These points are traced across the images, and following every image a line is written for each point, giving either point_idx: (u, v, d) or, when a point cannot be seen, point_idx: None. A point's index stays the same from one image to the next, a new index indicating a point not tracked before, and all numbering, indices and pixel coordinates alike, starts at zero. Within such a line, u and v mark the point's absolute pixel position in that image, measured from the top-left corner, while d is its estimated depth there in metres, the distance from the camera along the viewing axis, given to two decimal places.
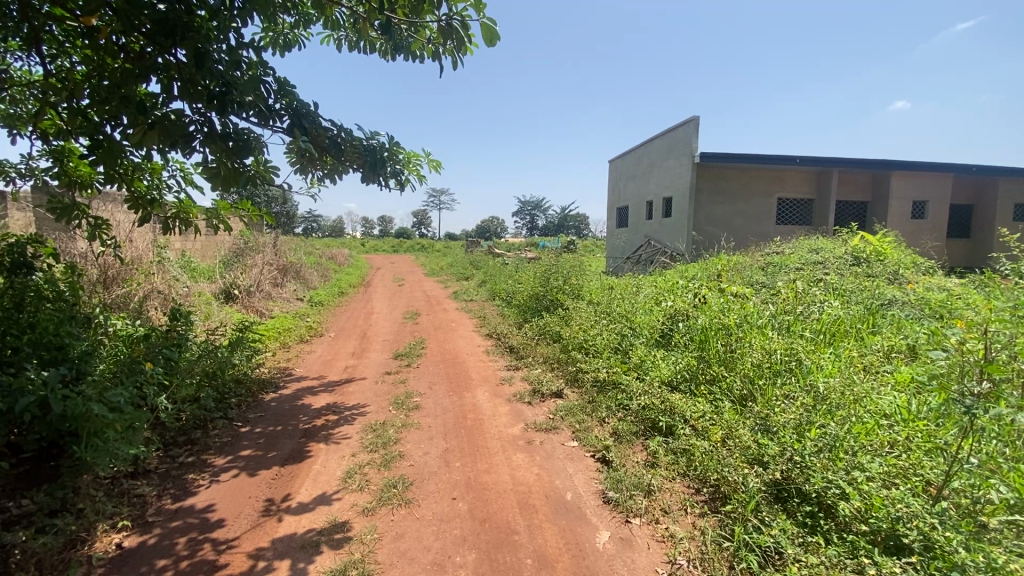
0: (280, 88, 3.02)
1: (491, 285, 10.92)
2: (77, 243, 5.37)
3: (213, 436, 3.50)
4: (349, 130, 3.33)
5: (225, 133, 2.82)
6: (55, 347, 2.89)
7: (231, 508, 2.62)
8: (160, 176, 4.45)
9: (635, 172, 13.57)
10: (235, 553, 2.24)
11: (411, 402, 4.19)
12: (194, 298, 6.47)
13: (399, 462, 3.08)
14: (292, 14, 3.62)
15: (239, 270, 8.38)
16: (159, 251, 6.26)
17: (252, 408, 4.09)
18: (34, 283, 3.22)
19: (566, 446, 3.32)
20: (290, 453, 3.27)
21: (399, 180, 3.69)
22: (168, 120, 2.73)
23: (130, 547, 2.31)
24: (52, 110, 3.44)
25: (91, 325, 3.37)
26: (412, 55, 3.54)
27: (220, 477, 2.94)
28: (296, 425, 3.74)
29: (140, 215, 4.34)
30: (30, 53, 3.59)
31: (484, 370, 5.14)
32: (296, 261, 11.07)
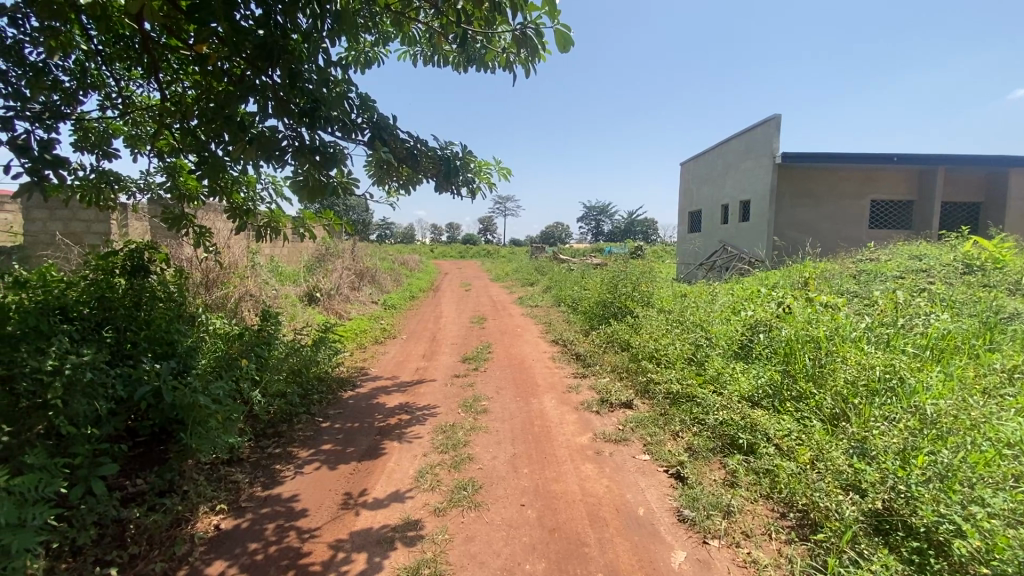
0: (363, 103, 3.17)
1: (557, 291, 10.85)
2: (184, 249, 5.96)
3: (298, 430, 3.74)
4: (426, 142, 3.45)
5: (315, 147, 3.04)
6: (166, 342, 3.29)
7: (313, 499, 2.78)
8: (255, 189, 4.84)
9: (709, 176, 13.00)
10: (317, 543, 2.37)
11: (479, 405, 4.24)
12: (281, 300, 6.98)
13: (469, 465, 3.13)
14: (372, 33, 3.82)
15: (321, 275, 8.95)
16: (252, 257, 6.81)
17: (331, 405, 4.32)
18: (150, 284, 3.60)
19: (637, 459, 3.22)
20: (367, 450, 3.42)
21: (470, 188, 3.76)
22: (265, 136, 2.98)
23: (226, 529, 2.50)
24: (168, 131, 3.84)
25: (195, 324, 3.70)
26: (485, 65, 3.62)
27: (304, 469, 3.13)
28: (372, 423, 3.91)
29: (238, 223, 4.73)
30: (150, 80, 4.04)
31: (551, 376, 5.11)
32: (372, 266, 11.64)
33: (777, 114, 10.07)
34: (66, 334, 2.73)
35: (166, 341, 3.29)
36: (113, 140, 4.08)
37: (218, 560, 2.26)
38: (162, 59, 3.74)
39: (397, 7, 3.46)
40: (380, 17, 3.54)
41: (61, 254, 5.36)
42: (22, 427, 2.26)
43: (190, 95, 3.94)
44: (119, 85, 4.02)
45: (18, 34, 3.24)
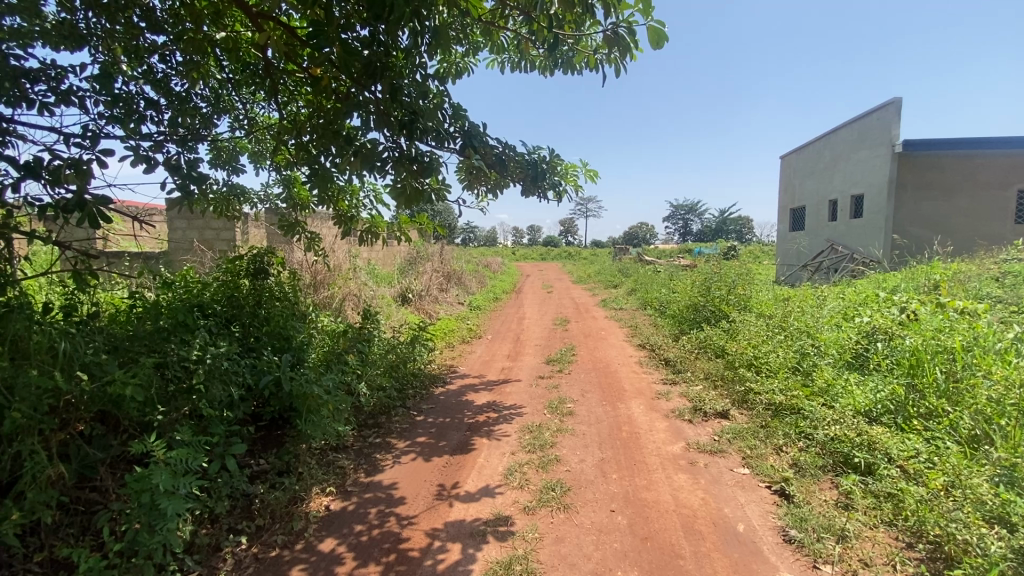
0: (455, 113, 3.31)
1: (643, 293, 10.53)
2: (296, 253, 6.57)
3: (395, 422, 3.98)
4: (515, 147, 3.52)
5: (412, 156, 3.22)
6: (283, 337, 3.66)
7: (410, 488, 2.94)
8: (358, 197, 5.22)
9: (814, 169, 11.96)
10: (415, 530, 2.51)
11: (565, 407, 4.24)
12: (378, 300, 7.45)
13: (557, 466, 3.14)
14: (463, 45, 3.97)
15: (413, 277, 9.44)
16: (352, 261, 7.34)
17: (424, 400, 4.54)
18: (269, 285, 4.02)
19: (735, 473, 3.04)
20: (458, 445, 3.55)
21: (557, 192, 3.77)
22: (368, 148, 3.20)
23: (334, 510, 2.72)
24: (285, 147, 4.26)
25: (307, 321, 4.08)
26: (573, 67, 3.63)
27: (402, 459, 3.32)
28: (462, 419, 4.05)
29: (342, 229, 5.14)
30: (270, 102, 4.50)
31: (638, 381, 4.98)
32: (458, 268, 12.05)
33: (897, 97, 9.02)
34: (205, 328, 3.13)
35: (283, 337, 3.66)
36: (240, 157, 4.60)
37: (329, 538, 2.47)
38: (280, 82, 4.16)
39: (487, 18, 3.58)
40: (471, 29, 3.66)
41: (197, 259, 6.13)
42: (172, 407, 2.62)
43: (302, 113, 4.34)
44: (246, 108, 4.52)
45: (168, 69, 3.77)
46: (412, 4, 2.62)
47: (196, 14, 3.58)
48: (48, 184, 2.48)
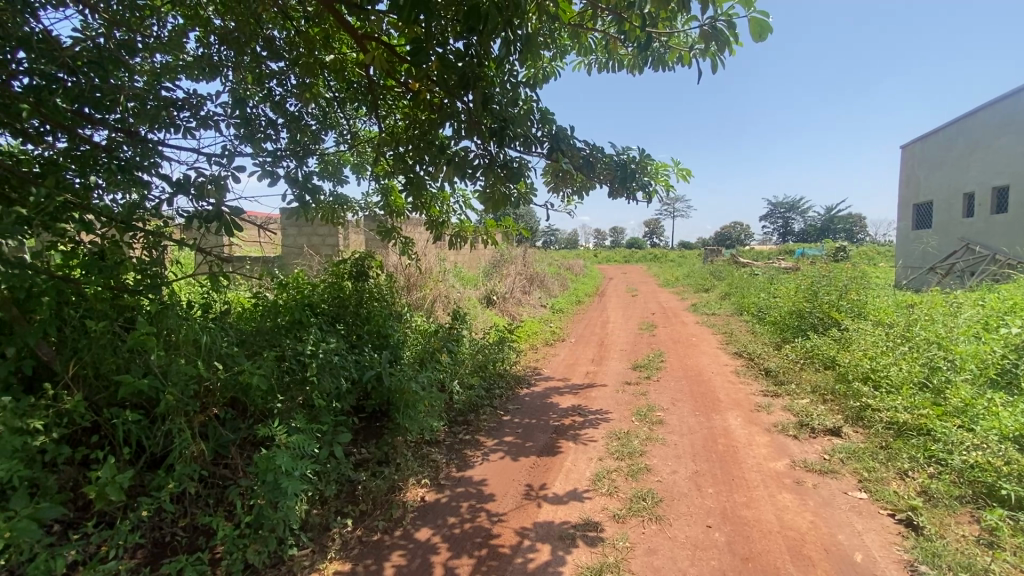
0: (543, 117, 3.35)
1: (738, 298, 9.89)
2: (390, 257, 6.98)
3: (483, 420, 4.08)
4: (603, 148, 3.49)
5: (501, 162, 3.31)
6: (382, 335, 3.93)
7: (500, 486, 3.01)
8: (448, 203, 5.44)
9: (944, 159, 10.59)
10: (504, 528, 2.56)
11: (654, 415, 4.11)
12: (465, 302, 7.70)
13: (647, 476, 3.05)
14: (551, 50, 4.01)
15: (497, 280, 9.64)
16: (441, 264, 7.65)
17: (511, 400, 4.61)
18: (370, 287, 4.32)
19: (850, 497, 2.77)
20: (544, 446, 3.58)
21: (647, 192, 3.67)
22: (460, 156, 3.34)
23: (429, 501, 2.86)
24: (384, 158, 4.55)
25: (402, 321, 4.33)
26: (664, 65, 3.54)
27: (490, 457, 3.41)
28: (548, 421, 4.07)
29: (434, 233, 5.38)
30: (371, 116, 4.83)
31: (734, 392, 4.70)
32: (541, 271, 12.12)
33: None
34: (316, 326, 3.45)
35: (381, 335, 3.93)
36: (344, 169, 4.99)
37: (425, 528, 2.59)
38: (381, 97, 4.46)
39: (576, 21, 3.58)
40: (559, 32, 3.68)
41: (306, 262, 6.72)
42: (289, 396, 2.92)
43: (399, 126, 4.62)
44: (350, 123, 4.88)
45: (285, 92, 4.18)
46: (504, 15, 2.69)
47: (309, 40, 3.96)
48: (194, 198, 2.86)
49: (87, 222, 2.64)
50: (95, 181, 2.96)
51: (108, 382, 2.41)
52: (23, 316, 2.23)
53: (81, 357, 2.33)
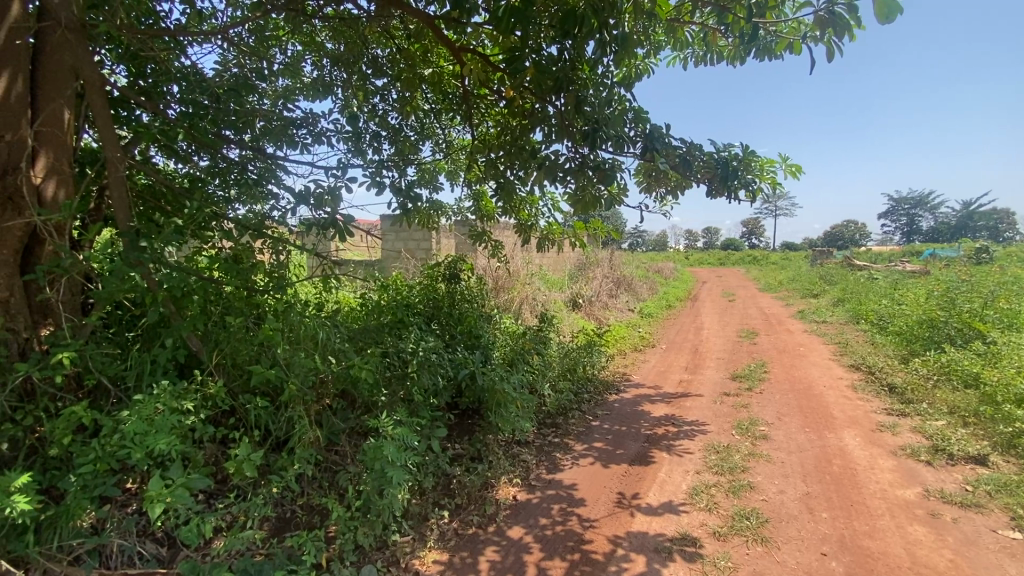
0: (637, 117, 3.27)
1: (853, 305, 8.95)
2: (480, 260, 7.18)
3: (572, 423, 4.06)
4: (702, 146, 3.34)
5: (593, 165, 3.29)
6: (474, 335, 4.07)
7: (591, 491, 2.98)
8: (537, 206, 5.50)
9: None
10: (597, 534, 2.53)
11: (757, 430, 3.84)
12: (552, 304, 7.71)
13: (751, 494, 2.86)
14: (645, 47, 3.91)
15: (583, 283, 9.55)
16: (528, 267, 7.74)
17: (599, 405, 4.54)
18: (462, 288, 4.48)
19: (1001, 537, 2.40)
20: (636, 455, 3.48)
21: (750, 191, 3.44)
22: (551, 160, 3.37)
23: (521, 500, 2.90)
24: (477, 164, 4.69)
25: (492, 322, 4.45)
26: (772, 55, 3.31)
27: (581, 462, 3.38)
28: (639, 429, 3.96)
29: (523, 236, 5.45)
30: (465, 125, 4.99)
31: (851, 408, 4.26)
32: (629, 275, 11.81)
33: None
34: (415, 325, 3.65)
35: (473, 335, 4.07)
36: (439, 176, 5.20)
37: (518, 526, 2.64)
38: (474, 105, 4.60)
39: (672, 15, 3.47)
40: (654, 28, 3.55)
41: (403, 265, 7.11)
42: (391, 390, 3.12)
43: (491, 133, 4.75)
44: (445, 132, 5.04)
45: (386, 106, 4.46)
46: (600, 16, 2.67)
47: (410, 56, 4.22)
48: (313, 208, 3.18)
49: (226, 230, 3.01)
50: (233, 194, 3.37)
51: (242, 370, 2.72)
52: (178, 312, 2.60)
53: (222, 348, 2.65)
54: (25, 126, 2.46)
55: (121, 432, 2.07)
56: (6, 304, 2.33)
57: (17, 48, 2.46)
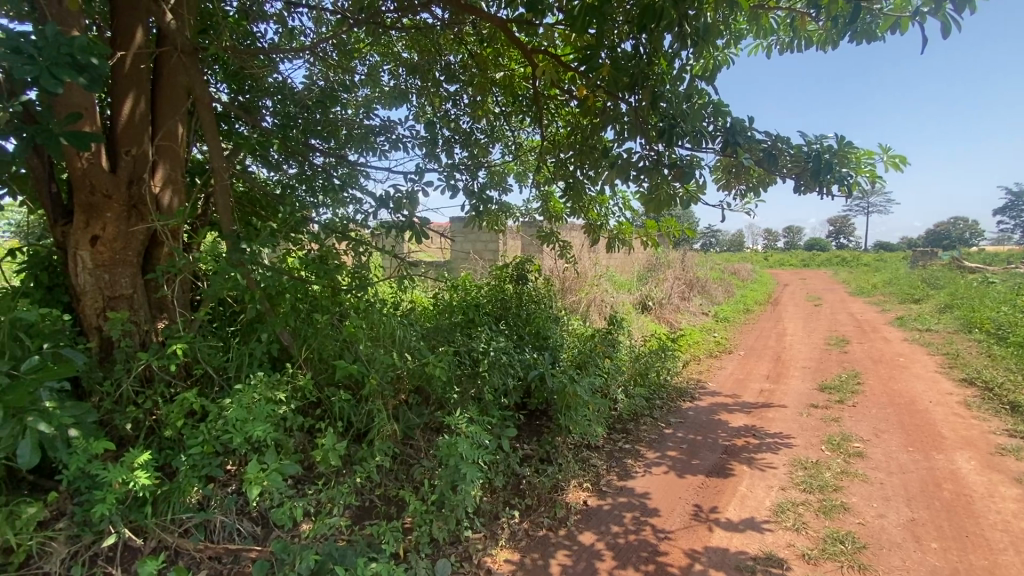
0: (716, 110, 3.10)
1: (964, 312, 8.02)
2: (548, 261, 7.16)
3: (644, 430, 3.93)
4: (789, 139, 3.12)
5: (669, 162, 3.16)
6: (543, 336, 4.06)
7: (665, 501, 2.87)
8: (608, 206, 5.39)
9: None
10: (673, 546, 2.44)
11: (850, 446, 3.53)
12: (621, 306, 7.54)
13: (845, 516, 2.63)
14: (725, 37, 3.72)
15: (653, 285, 9.25)
16: (596, 268, 7.61)
17: (672, 413, 4.36)
18: (531, 289, 4.48)
19: None
20: (714, 466, 3.32)
21: (846, 186, 3.17)
22: (623, 158, 3.28)
23: (592, 506, 2.85)
24: (546, 165, 4.68)
25: (560, 323, 4.42)
26: (871, 38, 3.04)
27: (653, 470, 3.27)
28: (716, 440, 3.77)
29: (593, 237, 5.36)
30: (534, 126, 4.99)
31: (964, 428, 3.80)
32: (702, 276, 11.31)
33: None
34: (485, 325, 3.71)
35: (542, 336, 4.06)
36: (508, 177, 5.24)
37: (589, 532, 2.60)
38: (544, 106, 4.60)
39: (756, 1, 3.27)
40: (736, 17, 3.37)
41: (471, 266, 7.24)
42: (464, 389, 3.19)
43: (561, 133, 4.72)
44: (515, 135, 5.06)
45: (458, 111, 4.56)
46: (679, 8, 2.57)
47: (482, 61, 4.29)
48: (392, 211, 3.32)
49: (314, 233, 3.21)
50: (319, 199, 3.60)
51: (327, 365, 2.89)
52: (272, 308, 2.80)
53: (310, 343, 2.84)
54: (147, 140, 2.77)
55: (224, 418, 2.26)
56: (131, 299, 2.63)
57: (140, 71, 2.77)
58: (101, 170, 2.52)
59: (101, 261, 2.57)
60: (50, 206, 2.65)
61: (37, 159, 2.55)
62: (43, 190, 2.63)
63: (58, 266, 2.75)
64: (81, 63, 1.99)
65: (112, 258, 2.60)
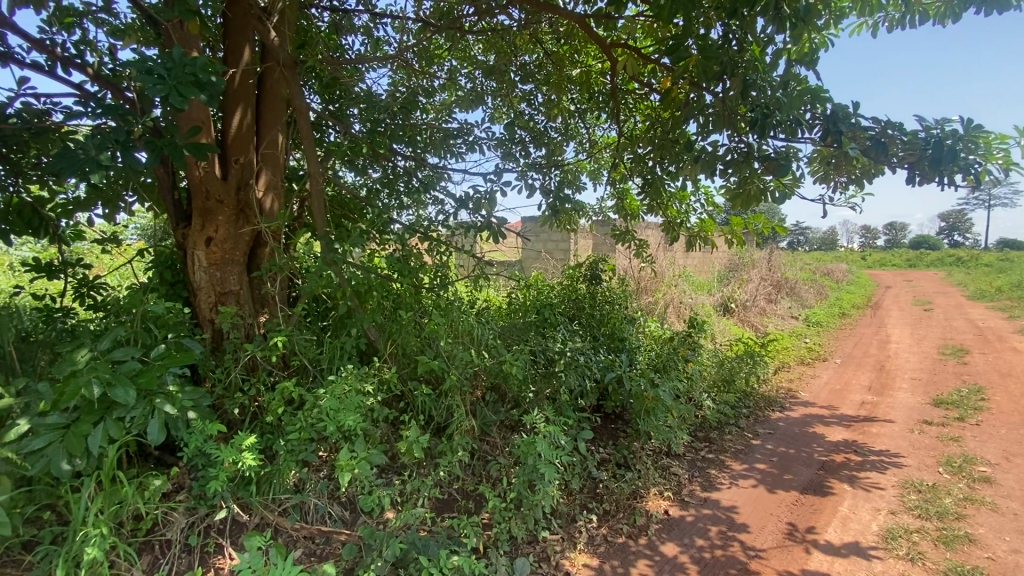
0: (815, 97, 2.85)
1: None
2: (622, 260, 6.96)
3: (728, 439, 3.71)
4: (902, 125, 2.81)
5: (762, 154, 2.96)
6: (620, 337, 3.96)
7: (755, 517, 2.69)
8: (688, 202, 5.15)
9: None
10: (765, 566, 2.28)
11: (974, 469, 3.12)
12: (700, 308, 7.18)
13: (971, 549, 2.33)
14: (824, 17, 3.41)
15: (736, 286, 8.73)
16: (674, 268, 7.30)
17: (760, 423, 4.08)
18: (606, 289, 4.38)
19: None
20: (809, 483, 3.06)
21: (973, 175, 2.80)
22: (708, 152, 3.11)
23: (674, 516, 2.72)
24: (623, 162, 4.56)
25: (636, 325, 4.29)
26: (1003, 7, 2.66)
27: (740, 483, 3.08)
28: (811, 454, 3.48)
29: (672, 235, 5.14)
30: (611, 123, 4.86)
31: None
32: (791, 277, 10.51)
33: None
34: (561, 325, 3.69)
35: (619, 337, 3.96)
36: (583, 176, 5.16)
37: (672, 543, 2.49)
38: (622, 100, 4.47)
39: None
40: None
41: (543, 265, 7.21)
42: (540, 389, 3.19)
43: (639, 128, 4.57)
44: (590, 132, 4.97)
45: (533, 111, 4.54)
46: None
47: (558, 59, 4.25)
48: (471, 212, 3.39)
49: (398, 234, 3.35)
50: (401, 201, 3.74)
51: (410, 360, 3.00)
52: (361, 305, 2.95)
53: (395, 339, 2.96)
54: (253, 149, 3.01)
55: (318, 407, 2.41)
56: (238, 295, 2.88)
57: (248, 86, 3.02)
58: (214, 178, 2.78)
59: (214, 260, 2.83)
60: (172, 210, 2.97)
61: (163, 169, 2.86)
62: (168, 196, 2.94)
63: (178, 265, 3.07)
64: (202, 81, 2.18)
65: (223, 258, 2.85)
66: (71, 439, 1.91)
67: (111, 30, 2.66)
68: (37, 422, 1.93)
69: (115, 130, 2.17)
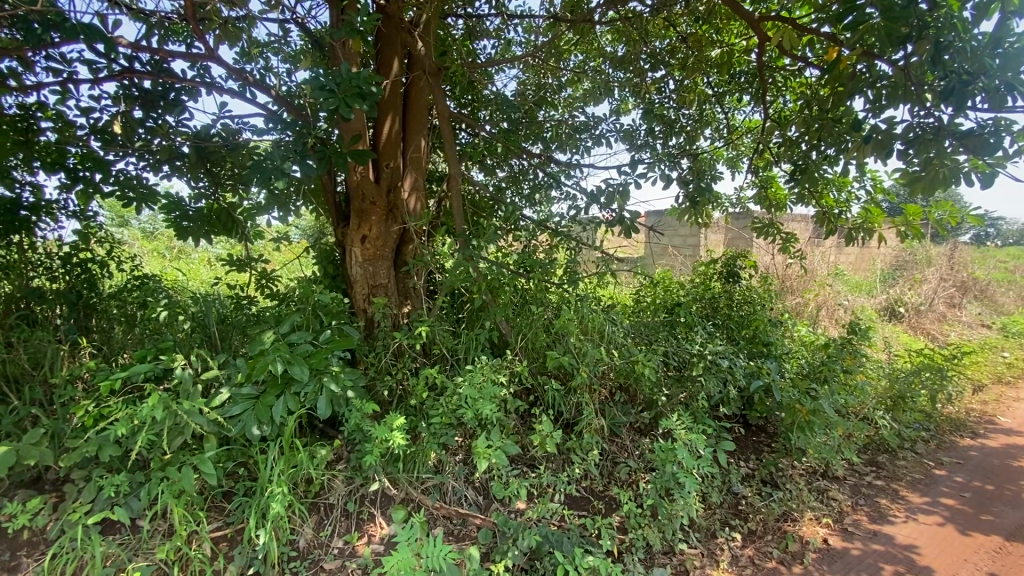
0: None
1: None
2: (764, 256, 6.33)
3: (902, 466, 3.19)
4: None
5: (957, 130, 2.47)
6: (763, 342, 3.62)
7: (943, 561, 2.28)
8: (849, 190, 4.51)
9: None
10: None
11: None
12: (859, 311, 6.27)
13: None
14: None
15: (905, 286, 7.46)
16: (824, 265, 6.47)
17: (943, 450, 3.45)
18: (745, 288, 4.02)
19: None
20: (1017, 529, 2.53)
21: None
22: (882, 131, 2.67)
23: (835, 547, 2.41)
24: (769, 148, 4.13)
25: (782, 328, 3.87)
26: None
27: (919, 518, 2.63)
28: (1019, 495, 2.86)
29: (827, 228, 4.55)
30: (754, 105, 4.43)
31: None
32: (981, 277, 8.72)
33: None
34: (697, 326, 3.47)
35: (762, 341, 3.62)
36: (719, 164, 4.78)
37: None
38: (768, 79, 4.04)
39: None
40: None
41: (671, 261, 6.83)
42: (674, 392, 3.03)
43: (789, 109, 4.10)
44: (728, 116, 4.58)
45: (664, 99, 4.30)
46: None
47: (694, 41, 3.97)
48: (603, 207, 3.32)
49: (529, 230, 3.41)
50: (532, 198, 3.80)
51: (540, 356, 3.04)
52: (494, 300, 3.06)
53: (525, 334, 3.02)
54: (400, 154, 3.27)
55: (458, 394, 2.55)
56: (386, 288, 3.15)
57: (396, 96, 3.27)
58: (369, 182, 3.04)
59: (368, 256, 3.12)
60: (334, 212, 3.34)
61: (327, 176, 3.22)
62: (330, 199, 3.31)
63: (337, 260, 3.44)
64: (364, 92, 2.41)
65: (375, 254, 3.14)
66: (260, 408, 2.24)
67: (288, 56, 3.05)
68: (236, 391, 2.29)
69: (294, 142, 2.50)
